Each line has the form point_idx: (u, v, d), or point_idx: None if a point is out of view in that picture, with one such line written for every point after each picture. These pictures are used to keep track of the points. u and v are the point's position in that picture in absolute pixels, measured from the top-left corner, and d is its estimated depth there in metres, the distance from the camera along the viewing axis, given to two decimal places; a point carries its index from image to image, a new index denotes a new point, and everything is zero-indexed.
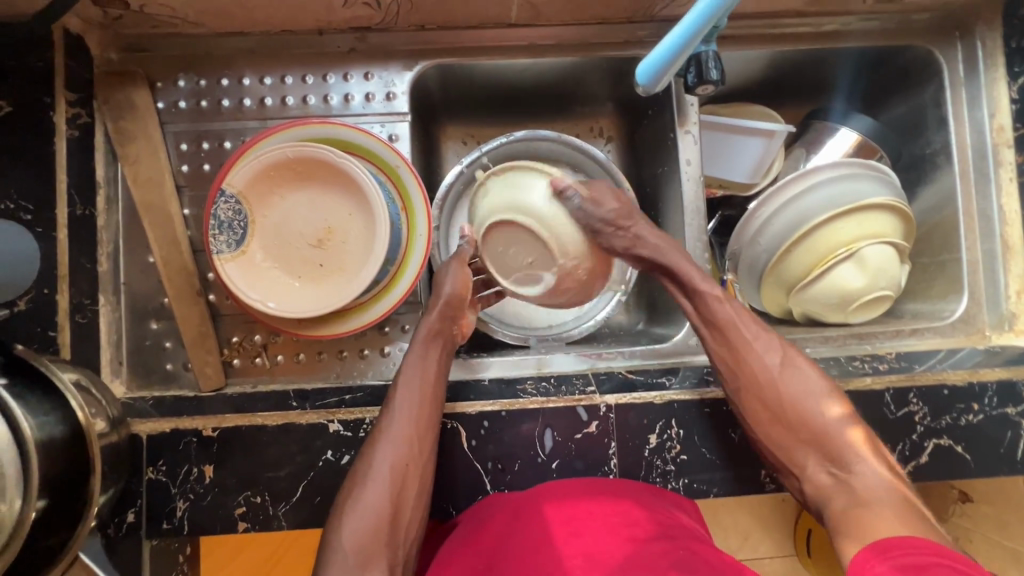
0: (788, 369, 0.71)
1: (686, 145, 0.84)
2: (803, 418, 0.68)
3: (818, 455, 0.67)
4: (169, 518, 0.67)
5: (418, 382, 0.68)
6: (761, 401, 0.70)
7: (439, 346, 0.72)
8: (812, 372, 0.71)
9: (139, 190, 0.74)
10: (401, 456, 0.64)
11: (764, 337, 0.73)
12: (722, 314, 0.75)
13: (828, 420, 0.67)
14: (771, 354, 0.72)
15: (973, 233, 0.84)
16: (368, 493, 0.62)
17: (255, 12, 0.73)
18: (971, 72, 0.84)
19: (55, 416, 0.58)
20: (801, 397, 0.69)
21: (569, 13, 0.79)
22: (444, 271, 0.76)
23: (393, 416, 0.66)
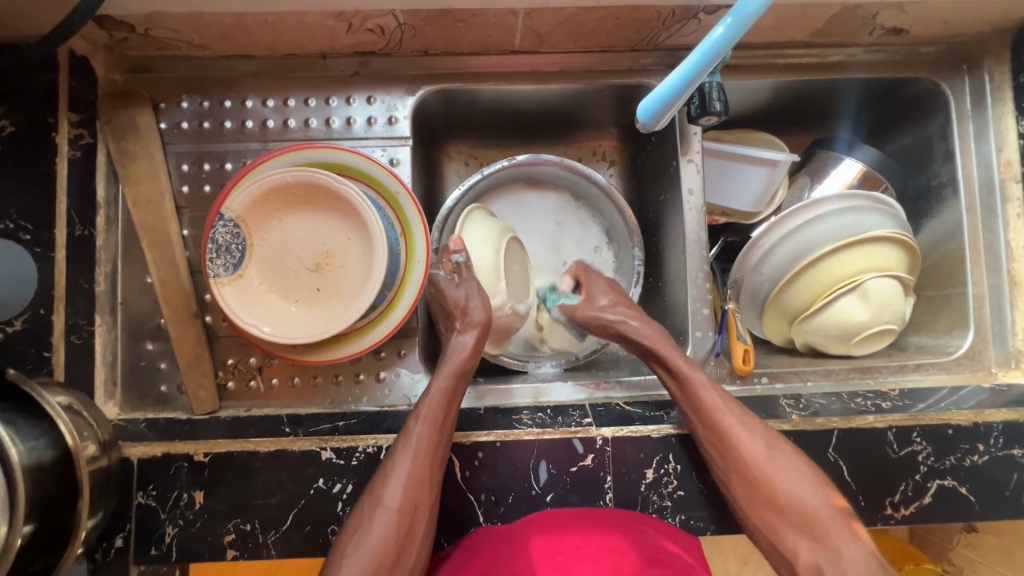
0: (776, 453, 0.66)
1: (688, 174, 0.83)
2: (795, 505, 0.64)
3: (808, 542, 0.63)
4: (158, 544, 0.67)
5: (439, 417, 0.67)
6: (751, 487, 0.66)
7: (462, 384, 0.71)
8: (796, 458, 0.66)
9: (139, 211, 0.74)
10: (410, 494, 0.63)
11: (745, 419, 0.68)
12: (710, 405, 0.69)
13: (815, 503, 0.64)
14: (759, 441, 0.67)
15: (979, 267, 0.83)
16: (374, 531, 0.61)
17: (259, 37, 0.74)
18: (978, 106, 0.84)
19: (45, 442, 0.57)
20: (789, 479, 0.65)
21: (572, 42, 0.79)
22: (467, 288, 0.76)
23: (407, 451, 0.65)
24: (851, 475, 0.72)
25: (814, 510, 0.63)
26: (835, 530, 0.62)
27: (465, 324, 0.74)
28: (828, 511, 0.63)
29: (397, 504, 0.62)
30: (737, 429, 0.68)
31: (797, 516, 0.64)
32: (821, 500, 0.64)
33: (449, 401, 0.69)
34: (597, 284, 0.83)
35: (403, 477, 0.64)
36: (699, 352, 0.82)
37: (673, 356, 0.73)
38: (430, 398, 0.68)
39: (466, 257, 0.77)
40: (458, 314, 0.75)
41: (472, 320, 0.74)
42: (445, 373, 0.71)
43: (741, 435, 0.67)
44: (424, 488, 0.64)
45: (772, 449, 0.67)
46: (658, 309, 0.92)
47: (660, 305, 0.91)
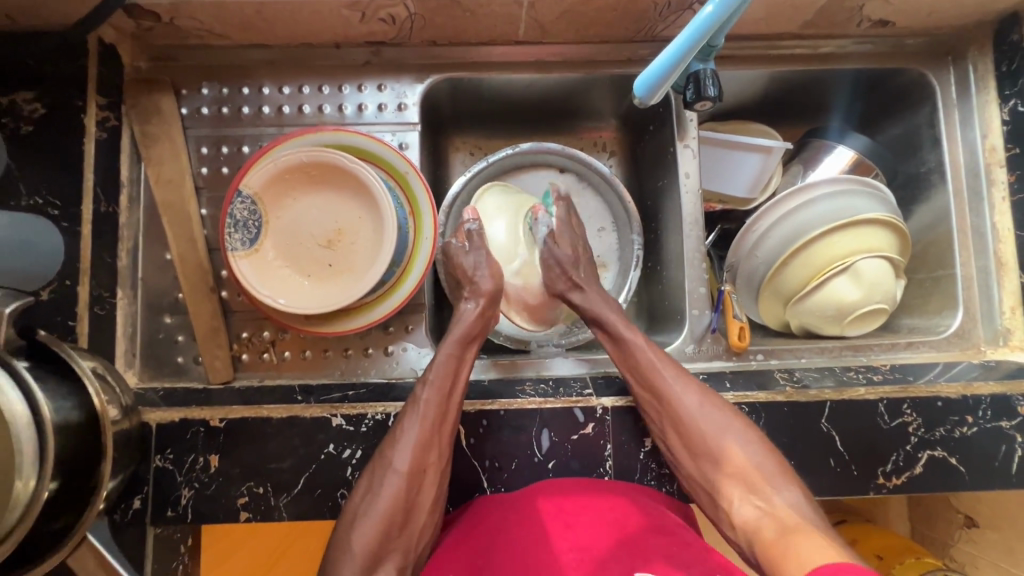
0: (707, 407, 0.70)
1: (685, 159, 0.86)
2: (727, 455, 0.67)
3: (741, 490, 0.65)
4: (175, 506, 0.69)
5: (447, 385, 0.70)
6: (684, 438, 0.69)
7: (468, 354, 0.75)
8: (728, 414, 0.70)
9: (161, 190, 0.78)
10: (419, 458, 0.66)
11: (681, 377, 0.72)
12: (644, 360, 0.74)
13: (750, 455, 0.66)
14: (691, 395, 0.71)
15: (967, 249, 0.86)
16: (385, 492, 0.64)
17: (278, 27, 0.78)
18: (963, 95, 0.87)
19: (72, 402, 0.59)
20: (720, 430, 0.68)
21: (573, 32, 0.83)
22: (474, 257, 0.81)
23: (415, 417, 0.68)
24: (843, 444, 0.75)
25: (749, 464, 0.66)
26: (773, 480, 0.64)
27: (473, 294, 0.79)
28: (766, 464, 0.65)
29: (407, 467, 0.65)
30: (673, 385, 0.71)
31: (730, 467, 0.66)
32: (756, 453, 0.66)
33: (456, 368, 0.72)
34: (564, 225, 0.85)
35: (412, 442, 0.66)
36: (696, 329, 0.85)
37: (613, 316, 0.79)
38: (438, 367, 0.71)
39: (477, 226, 0.83)
40: (467, 284, 0.80)
41: (482, 290, 0.79)
42: (451, 341, 0.74)
43: (674, 388, 0.71)
44: (432, 453, 0.67)
45: (704, 401, 0.71)
46: (656, 292, 0.95)
47: (659, 288, 0.94)
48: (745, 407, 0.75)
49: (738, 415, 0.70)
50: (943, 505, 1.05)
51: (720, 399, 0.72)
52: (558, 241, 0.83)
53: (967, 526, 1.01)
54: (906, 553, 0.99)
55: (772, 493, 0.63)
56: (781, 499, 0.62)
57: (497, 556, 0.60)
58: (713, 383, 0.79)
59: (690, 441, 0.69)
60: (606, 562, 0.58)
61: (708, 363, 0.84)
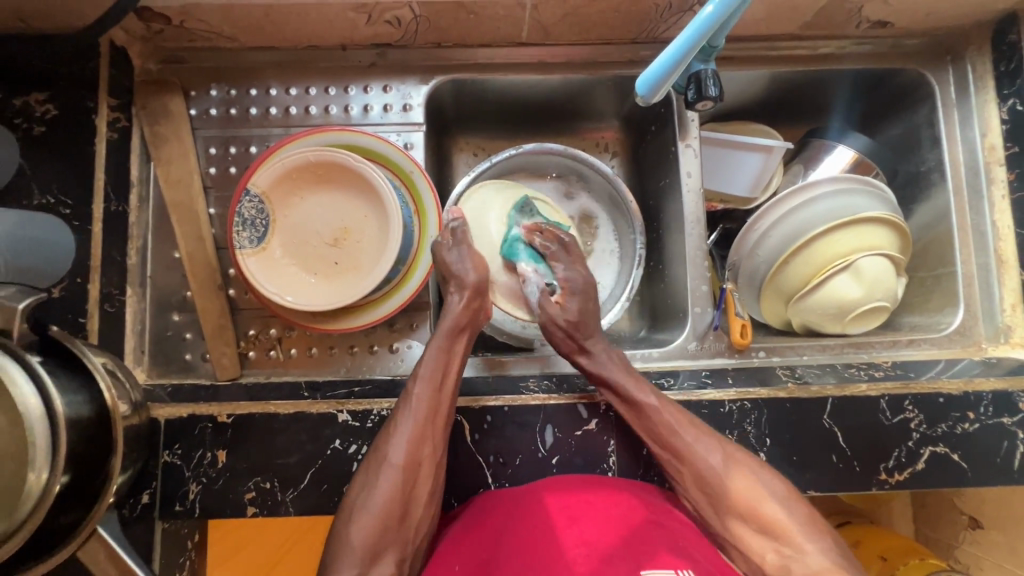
0: (731, 464, 0.68)
1: (686, 158, 0.87)
2: (756, 513, 0.65)
3: (774, 547, 0.64)
4: (182, 501, 0.70)
5: (438, 378, 0.71)
6: (710, 496, 0.68)
7: (459, 346, 0.75)
8: (753, 470, 0.67)
9: (169, 189, 0.79)
10: (414, 451, 0.66)
11: (701, 436, 0.69)
12: (663, 421, 0.70)
13: (779, 512, 0.64)
14: (713, 453, 0.68)
15: (967, 247, 0.87)
16: (382, 486, 0.64)
17: (286, 29, 0.79)
18: (962, 94, 0.88)
19: (83, 396, 0.60)
20: (749, 488, 0.66)
21: (575, 33, 0.85)
22: (457, 253, 0.78)
23: (409, 412, 0.68)
24: (844, 440, 0.75)
25: (780, 521, 0.64)
26: (805, 535, 0.63)
27: (458, 286, 0.77)
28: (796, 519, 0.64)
29: (402, 461, 0.65)
30: (694, 445, 0.69)
31: (761, 525, 0.65)
32: (785, 506, 0.65)
33: (447, 362, 0.73)
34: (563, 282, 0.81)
35: (407, 436, 0.67)
36: (698, 326, 0.86)
37: (624, 376, 0.74)
38: (428, 362, 0.72)
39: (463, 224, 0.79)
40: (450, 277, 0.77)
41: (466, 283, 0.77)
42: (441, 335, 0.74)
43: (694, 448, 0.69)
44: (427, 446, 0.67)
45: (726, 461, 0.68)
46: (658, 291, 0.95)
47: (661, 287, 0.94)
48: (747, 403, 0.76)
49: (764, 467, 0.68)
50: (948, 507, 1.05)
51: (743, 453, 0.69)
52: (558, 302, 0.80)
53: (972, 528, 1.00)
54: (909, 554, 0.99)
55: (805, 546, 0.62)
56: (812, 552, 0.62)
57: (502, 550, 0.60)
58: (716, 379, 0.79)
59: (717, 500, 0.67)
60: (611, 557, 0.58)
61: (710, 360, 0.85)
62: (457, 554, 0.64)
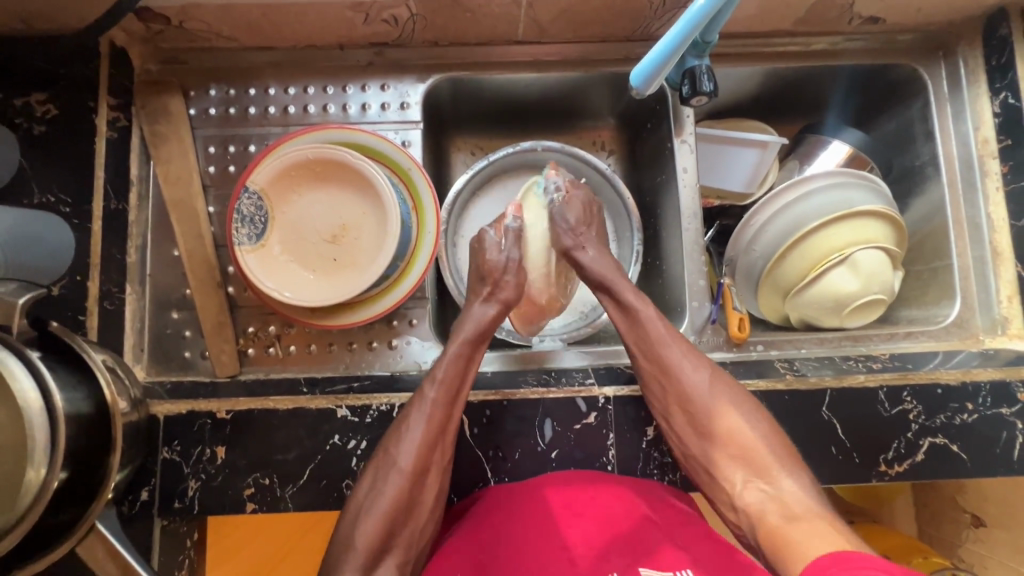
0: (716, 385, 0.71)
1: (682, 153, 0.88)
2: (733, 435, 0.68)
3: (747, 474, 0.66)
4: (181, 497, 0.70)
5: (453, 387, 0.70)
6: (690, 418, 0.70)
7: (478, 354, 0.74)
8: (737, 393, 0.71)
9: (168, 188, 0.80)
10: (423, 456, 0.66)
11: (692, 355, 0.73)
12: (654, 334, 0.74)
13: (756, 438, 0.67)
14: (701, 374, 0.72)
15: (963, 240, 0.87)
16: (388, 490, 0.64)
17: (284, 29, 0.80)
18: (955, 88, 0.89)
19: (82, 392, 0.60)
20: (730, 411, 0.69)
21: (571, 31, 0.86)
22: (506, 254, 0.81)
23: (422, 416, 0.68)
24: (844, 432, 0.75)
25: (756, 446, 0.66)
26: (784, 466, 0.64)
27: (487, 297, 0.79)
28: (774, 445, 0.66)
29: (411, 466, 0.65)
30: (682, 364, 0.72)
31: (736, 449, 0.67)
32: (765, 435, 0.67)
33: (465, 367, 0.72)
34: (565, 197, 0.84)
35: (417, 440, 0.66)
36: (696, 320, 0.86)
37: (625, 284, 0.79)
38: (446, 366, 0.71)
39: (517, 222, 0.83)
40: (489, 284, 0.79)
41: (498, 297, 0.79)
42: (461, 342, 0.74)
43: (680, 366, 0.72)
44: (436, 452, 0.67)
45: (711, 382, 0.71)
46: (657, 287, 0.95)
47: (659, 283, 0.95)
48: (746, 396, 0.76)
49: (749, 399, 0.70)
50: (951, 504, 1.04)
51: (730, 383, 0.72)
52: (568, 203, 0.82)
53: (976, 526, 1.00)
54: (913, 552, 0.98)
55: (780, 478, 0.63)
56: (786, 486, 0.63)
57: (505, 547, 0.61)
58: None
59: (697, 420, 0.70)
60: (608, 554, 0.61)
61: (709, 354, 0.85)
62: (460, 549, 0.63)
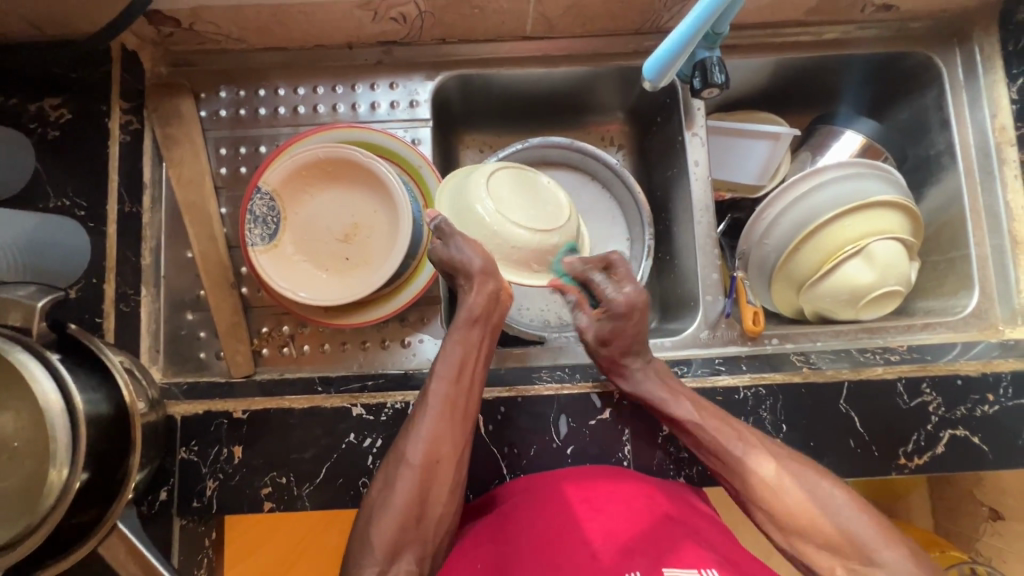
0: (785, 473, 0.66)
1: (693, 147, 0.87)
2: (814, 523, 0.63)
3: (841, 561, 0.61)
4: (199, 497, 0.70)
5: (455, 373, 0.67)
6: (769, 512, 0.66)
7: (479, 340, 0.70)
8: (804, 475, 0.66)
9: (181, 190, 0.80)
10: (431, 451, 0.64)
11: (750, 448, 0.67)
12: (709, 435, 0.69)
13: (840, 522, 0.62)
14: (763, 464, 0.67)
15: (980, 229, 0.86)
16: (400, 487, 0.62)
17: (292, 28, 0.81)
18: (971, 75, 0.88)
19: (101, 394, 0.61)
20: (810, 499, 0.64)
21: (580, 26, 0.85)
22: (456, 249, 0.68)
23: (426, 410, 0.66)
24: (862, 425, 0.74)
25: (842, 534, 0.62)
26: (871, 545, 0.60)
27: (467, 277, 0.68)
28: (865, 530, 0.61)
29: (419, 460, 0.63)
30: (743, 457, 0.67)
31: (820, 536, 0.63)
32: (851, 517, 0.62)
33: (468, 355, 0.69)
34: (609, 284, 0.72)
35: (424, 432, 0.64)
36: (710, 314, 0.85)
37: (661, 391, 0.72)
38: (447, 355, 0.68)
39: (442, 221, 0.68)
40: (456, 270, 0.68)
41: (473, 274, 0.67)
42: (460, 330, 0.69)
43: (744, 460, 0.67)
44: (444, 443, 0.64)
45: (783, 473, 0.66)
46: (668, 283, 0.95)
47: (671, 278, 0.94)
48: (762, 389, 0.75)
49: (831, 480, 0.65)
50: (968, 500, 1.03)
51: (800, 463, 0.67)
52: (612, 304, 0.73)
53: (993, 519, 0.99)
54: (931, 546, 0.98)
55: (874, 557, 0.60)
56: (884, 562, 0.59)
57: (523, 540, 0.60)
58: (729, 367, 0.79)
59: (777, 513, 0.65)
60: (631, 552, 0.57)
61: (724, 348, 0.84)
62: (478, 549, 0.62)
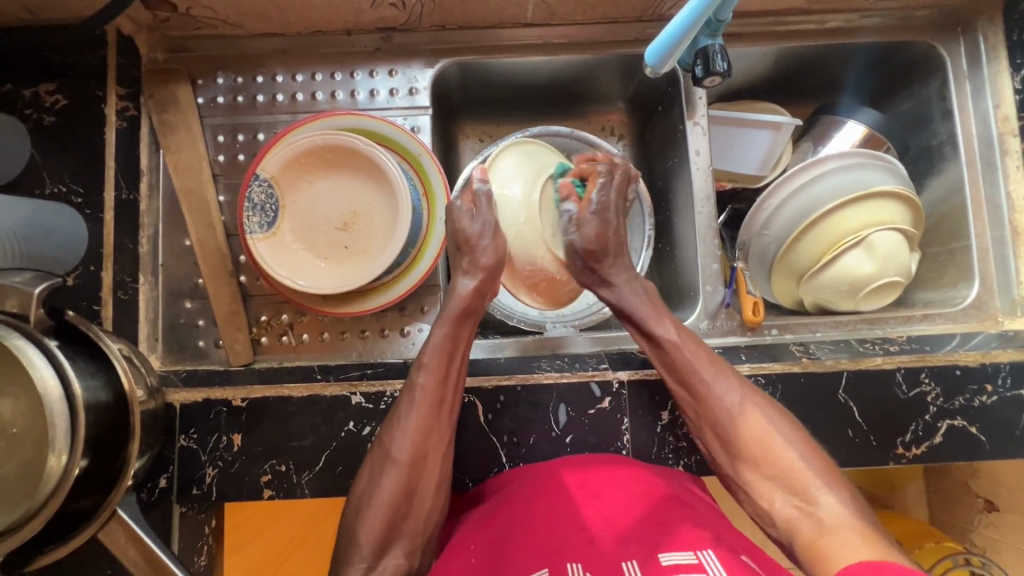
0: (748, 407, 0.67)
1: (695, 136, 0.87)
2: (768, 456, 0.64)
3: (783, 494, 0.62)
4: (199, 484, 0.70)
5: (442, 369, 0.67)
6: (724, 440, 0.67)
7: (465, 332, 0.70)
8: (770, 414, 0.66)
9: (179, 177, 0.80)
10: (418, 446, 0.64)
11: (722, 376, 0.69)
12: (683, 356, 0.70)
13: (793, 460, 0.63)
14: (731, 393, 0.68)
15: (982, 219, 0.86)
16: (386, 484, 0.62)
17: (291, 14, 0.80)
18: (974, 65, 0.87)
19: (100, 380, 0.60)
20: (766, 431, 0.65)
21: (580, 13, 0.84)
22: (480, 222, 0.73)
23: (411, 404, 0.65)
24: (861, 415, 0.74)
25: (795, 468, 0.62)
26: (820, 484, 0.60)
27: (470, 268, 0.72)
28: (808, 466, 0.62)
29: (405, 456, 0.63)
30: (711, 382, 0.69)
31: (770, 467, 0.63)
32: (806, 460, 0.63)
33: (453, 348, 0.69)
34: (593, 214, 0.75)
35: (410, 428, 0.64)
36: (710, 305, 0.85)
37: (647, 311, 0.74)
38: (433, 347, 0.68)
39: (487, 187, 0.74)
40: (466, 254, 0.73)
41: (479, 264, 0.72)
42: (445, 321, 0.70)
43: (712, 385, 0.69)
44: (432, 437, 0.65)
45: (745, 401, 0.67)
46: (668, 273, 0.95)
47: (671, 269, 0.94)
48: (761, 378, 0.75)
49: (795, 428, 0.66)
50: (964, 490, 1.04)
51: (769, 404, 0.67)
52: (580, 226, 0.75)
53: (988, 511, 0.99)
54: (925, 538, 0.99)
55: (817, 496, 0.60)
56: (825, 504, 0.59)
57: (519, 528, 0.60)
58: (729, 356, 0.79)
59: (734, 440, 0.66)
60: (628, 539, 0.56)
61: (723, 339, 0.84)
62: (475, 536, 0.63)
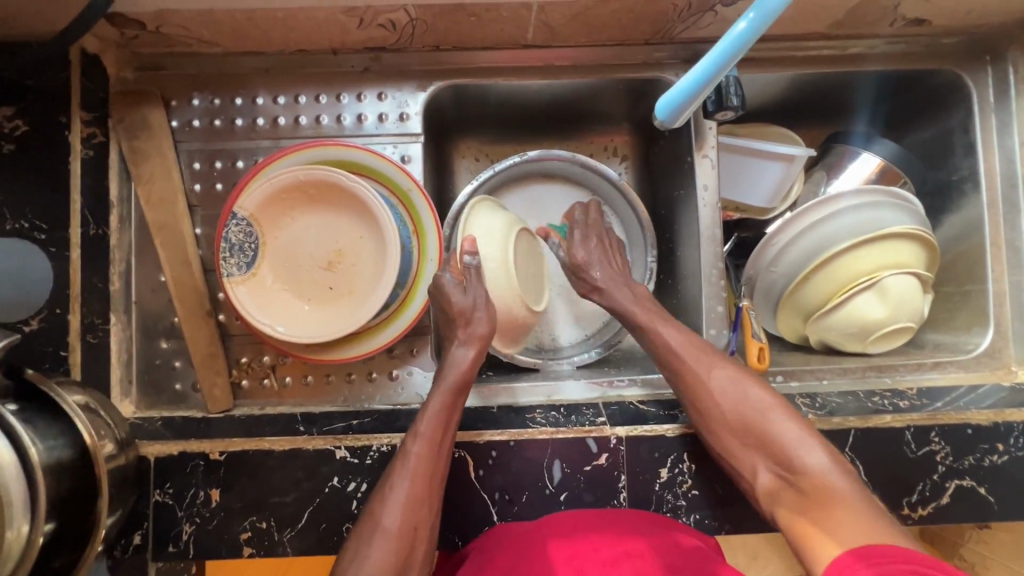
0: (733, 382, 0.70)
1: (703, 170, 0.81)
2: (757, 430, 0.67)
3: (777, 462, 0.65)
4: (175, 541, 0.67)
5: (438, 433, 0.66)
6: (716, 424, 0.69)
7: (461, 403, 0.69)
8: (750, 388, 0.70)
9: (152, 210, 0.74)
10: (410, 517, 0.61)
11: (703, 356, 0.72)
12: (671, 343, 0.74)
13: (782, 431, 0.66)
14: (714, 373, 0.71)
15: (1001, 263, 0.82)
16: (374, 556, 0.58)
17: (270, 33, 0.73)
18: (1002, 98, 0.82)
19: (65, 440, 0.56)
20: (746, 405, 0.69)
21: (585, 35, 0.78)
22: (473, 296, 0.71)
23: (405, 472, 0.63)
24: (867, 475, 0.72)
25: (781, 438, 0.65)
26: (807, 447, 0.64)
27: (466, 339, 0.71)
28: (793, 433, 0.65)
29: (396, 527, 0.60)
30: (697, 368, 0.71)
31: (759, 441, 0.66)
32: (793, 427, 0.66)
33: (448, 411, 0.67)
34: (577, 236, 0.81)
35: (402, 499, 0.62)
36: None
37: (635, 303, 0.78)
38: (431, 414, 0.67)
39: (477, 258, 0.71)
40: (461, 326, 0.71)
41: (475, 335, 0.71)
42: (444, 390, 0.69)
43: (697, 368, 0.71)
44: (422, 508, 0.62)
45: (728, 379, 0.70)
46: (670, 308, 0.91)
47: (673, 304, 0.90)
48: None
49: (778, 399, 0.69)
50: None
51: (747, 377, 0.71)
52: (572, 249, 0.81)
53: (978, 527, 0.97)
54: None
55: (806, 458, 0.63)
56: (816, 464, 0.63)
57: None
58: None
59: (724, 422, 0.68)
60: None
61: None
62: None
